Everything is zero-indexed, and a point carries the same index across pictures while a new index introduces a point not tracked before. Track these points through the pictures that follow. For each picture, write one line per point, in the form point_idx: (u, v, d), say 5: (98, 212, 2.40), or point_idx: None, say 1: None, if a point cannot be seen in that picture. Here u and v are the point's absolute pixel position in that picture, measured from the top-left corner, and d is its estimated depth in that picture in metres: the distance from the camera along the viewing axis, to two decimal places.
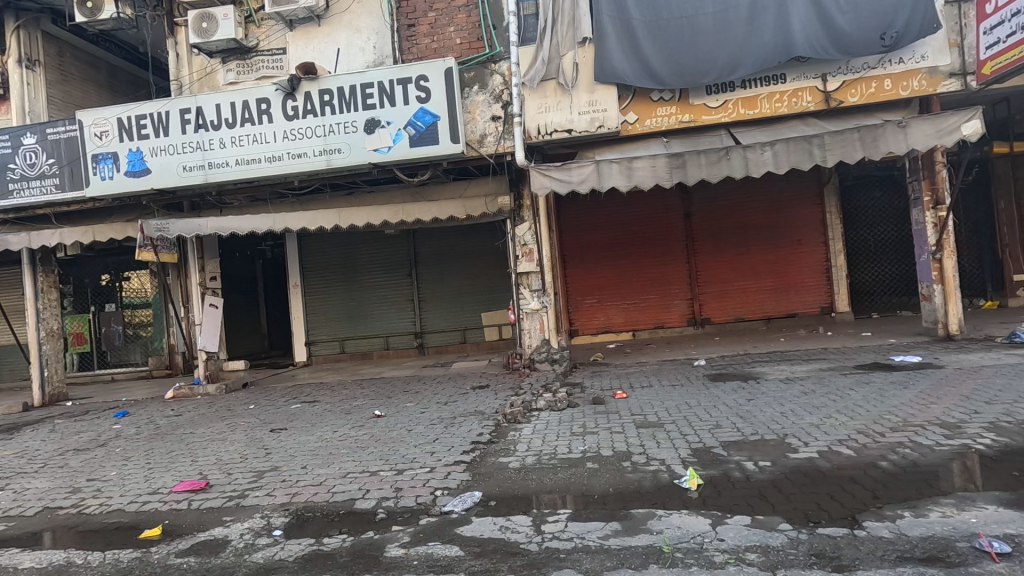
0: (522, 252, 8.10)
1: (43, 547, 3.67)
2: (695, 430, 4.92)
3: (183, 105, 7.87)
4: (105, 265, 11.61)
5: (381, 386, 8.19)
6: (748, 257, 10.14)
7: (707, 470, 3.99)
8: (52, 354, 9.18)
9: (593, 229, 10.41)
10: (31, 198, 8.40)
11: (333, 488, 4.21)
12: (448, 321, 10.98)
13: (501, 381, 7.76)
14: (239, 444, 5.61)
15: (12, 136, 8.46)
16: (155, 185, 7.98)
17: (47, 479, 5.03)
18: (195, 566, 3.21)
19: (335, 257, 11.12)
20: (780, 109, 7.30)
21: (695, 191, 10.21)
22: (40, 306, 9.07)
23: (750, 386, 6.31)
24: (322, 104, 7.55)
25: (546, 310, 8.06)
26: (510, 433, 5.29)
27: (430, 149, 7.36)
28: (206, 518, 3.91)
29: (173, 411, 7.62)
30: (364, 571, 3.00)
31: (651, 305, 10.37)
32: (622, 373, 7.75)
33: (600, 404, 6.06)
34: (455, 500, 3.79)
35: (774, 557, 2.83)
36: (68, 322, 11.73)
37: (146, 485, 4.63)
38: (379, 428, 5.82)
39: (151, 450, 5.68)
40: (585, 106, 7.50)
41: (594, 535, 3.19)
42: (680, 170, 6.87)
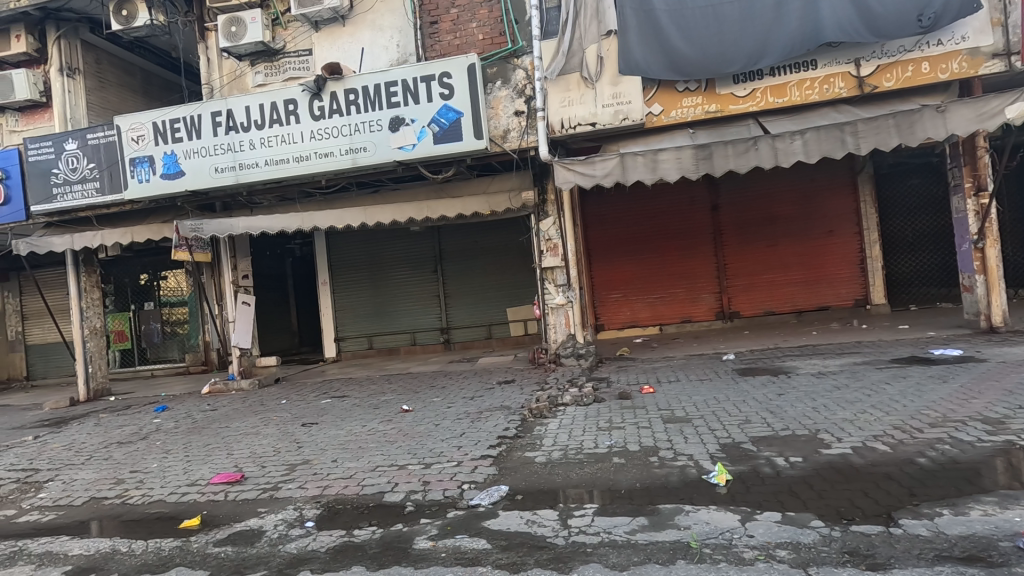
0: (546, 247, 8.10)
1: (90, 535, 3.84)
2: (724, 426, 4.84)
3: (214, 108, 8.08)
4: (143, 265, 12.03)
5: (408, 381, 8.30)
6: (777, 250, 9.92)
7: (735, 466, 3.94)
8: (96, 351, 9.55)
9: (618, 223, 10.32)
10: (73, 201, 8.75)
11: (363, 481, 4.29)
12: (474, 317, 11.04)
13: (526, 376, 7.78)
14: (272, 438, 5.76)
15: (55, 142, 8.81)
16: (188, 186, 8.22)
17: (93, 470, 5.26)
18: (232, 556, 3.32)
19: (362, 254, 11.29)
20: (811, 97, 7.10)
21: (723, 182, 10.03)
22: (84, 305, 9.45)
23: (781, 381, 6.18)
24: (348, 103, 7.66)
25: (571, 305, 8.05)
26: (536, 427, 5.30)
27: (454, 145, 7.40)
28: (242, 509, 4.03)
29: (209, 406, 7.87)
30: (393, 563, 3.05)
31: (677, 299, 10.24)
32: (649, 367, 7.68)
33: (626, 399, 6.03)
34: (482, 494, 3.83)
35: (805, 554, 2.78)
36: (110, 321, 12.20)
37: (185, 477, 4.80)
38: (406, 422, 5.92)
39: (188, 443, 5.88)
40: (609, 99, 7.42)
41: (622, 529, 3.18)
42: (706, 161, 6.74)
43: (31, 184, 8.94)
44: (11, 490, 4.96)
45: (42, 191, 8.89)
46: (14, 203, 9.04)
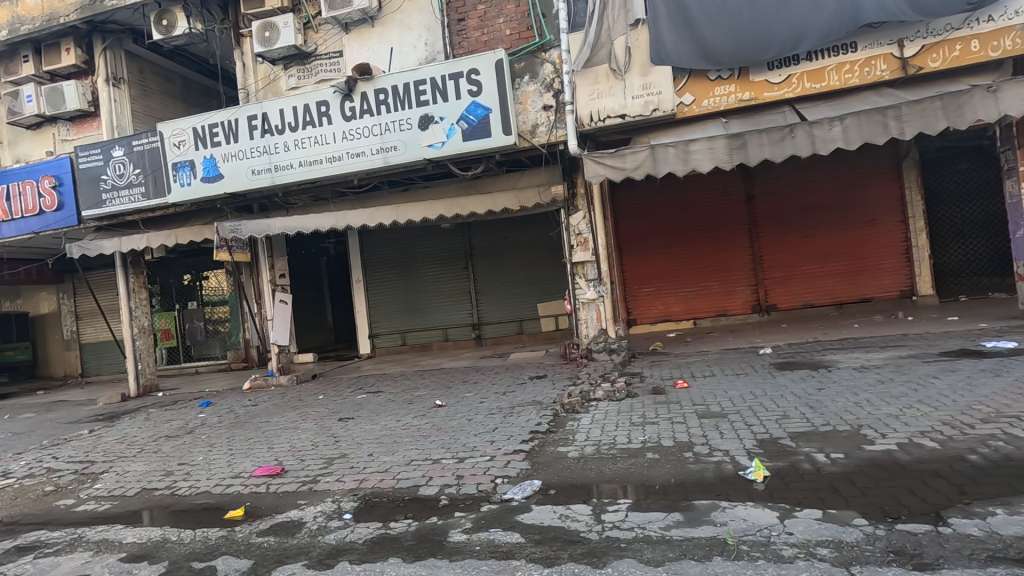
0: (577, 242, 8.06)
1: (143, 524, 4.03)
2: (761, 421, 4.74)
3: (250, 112, 8.30)
4: (187, 266, 12.49)
5: (440, 377, 8.40)
6: (816, 240, 9.62)
7: (773, 462, 3.85)
8: (144, 349, 9.98)
9: (649, 215, 10.19)
10: (121, 206, 9.14)
11: (398, 475, 4.37)
12: (505, 312, 11.07)
13: (558, 371, 7.77)
14: (310, 432, 5.92)
15: (103, 149, 9.21)
16: (227, 189, 8.49)
17: (144, 462, 5.51)
18: (275, 545, 3.43)
19: (394, 252, 11.46)
20: (851, 81, 6.84)
21: (758, 172, 9.77)
22: (133, 305, 9.87)
23: (821, 375, 6.01)
24: (378, 103, 7.76)
25: (602, 300, 8.00)
26: (569, 423, 5.29)
27: (483, 142, 7.42)
28: (283, 501, 4.17)
29: (250, 401, 8.13)
30: (429, 555, 3.10)
31: (712, 292, 10.05)
32: (683, 362, 7.57)
33: (660, 394, 5.96)
34: (515, 488, 3.85)
35: (847, 552, 2.70)
36: (157, 320, 12.71)
37: (229, 470, 4.98)
38: (440, 417, 5.99)
39: (232, 437, 6.10)
40: (639, 90, 7.31)
41: (656, 525, 3.16)
42: (740, 151, 6.58)
43: (82, 191, 9.37)
44: (71, 480, 5.25)
45: (93, 197, 9.31)
46: (67, 209, 9.49)
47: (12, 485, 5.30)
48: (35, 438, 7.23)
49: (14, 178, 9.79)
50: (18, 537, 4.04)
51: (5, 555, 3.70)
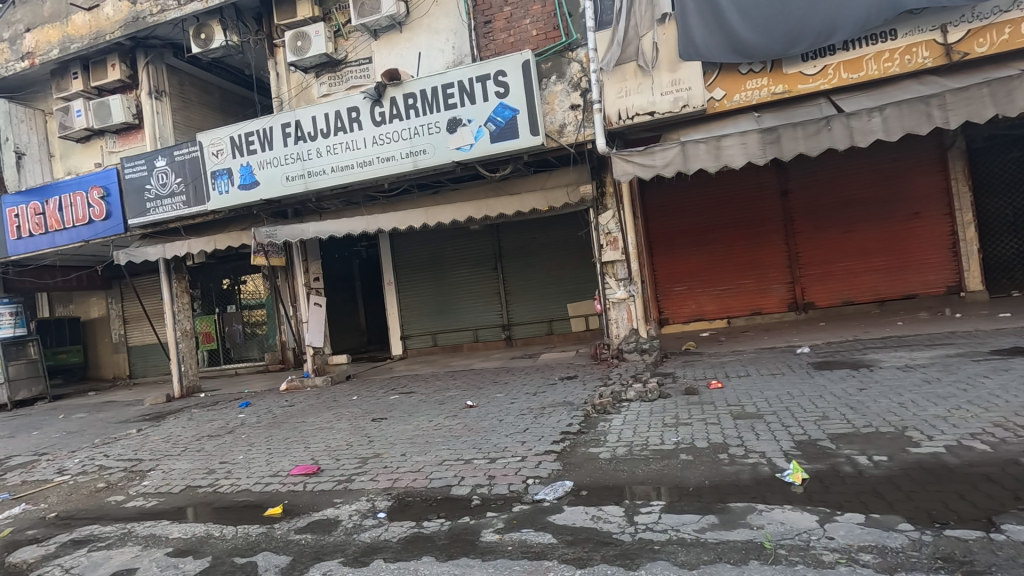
0: (606, 241, 8.01)
1: (188, 520, 4.18)
2: (799, 422, 4.62)
3: (284, 120, 8.52)
4: (226, 271, 12.91)
5: (471, 377, 8.46)
6: (855, 236, 9.31)
7: (812, 464, 3.74)
8: (187, 351, 10.35)
9: (680, 213, 10.04)
10: (163, 214, 9.50)
11: (430, 474, 4.43)
12: (535, 313, 11.07)
13: (589, 372, 7.72)
14: (345, 432, 6.05)
15: (147, 160, 9.60)
16: (263, 195, 8.73)
17: (188, 460, 5.73)
18: (313, 542, 3.52)
19: (424, 254, 11.60)
20: (890, 70, 6.60)
21: (793, 166, 9.52)
22: (176, 308, 10.25)
23: (862, 375, 5.81)
24: (407, 107, 7.87)
25: (633, 299, 7.92)
26: (600, 423, 5.25)
27: (511, 143, 7.43)
28: (319, 499, 4.27)
29: (287, 402, 8.34)
30: (461, 554, 3.13)
31: (746, 291, 9.84)
32: (716, 362, 7.44)
33: (693, 395, 5.86)
34: (547, 489, 3.85)
35: (892, 558, 2.61)
36: (199, 323, 13.17)
37: (268, 468, 5.13)
38: (471, 417, 6.04)
39: (270, 437, 6.27)
40: (667, 86, 7.21)
41: (690, 527, 3.11)
42: (774, 145, 6.43)
43: (128, 200, 9.79)
44: (121, 477, 5.49)
45: (138, 206, 9.71)
46: (115, 218, 9.92)
47: (68, 481, 5.58)
48: (88, 436, 7.59)
49: (65, 189, 10.26)
50: (73, 531, 4.25)
51: (62, 548, 3.90)
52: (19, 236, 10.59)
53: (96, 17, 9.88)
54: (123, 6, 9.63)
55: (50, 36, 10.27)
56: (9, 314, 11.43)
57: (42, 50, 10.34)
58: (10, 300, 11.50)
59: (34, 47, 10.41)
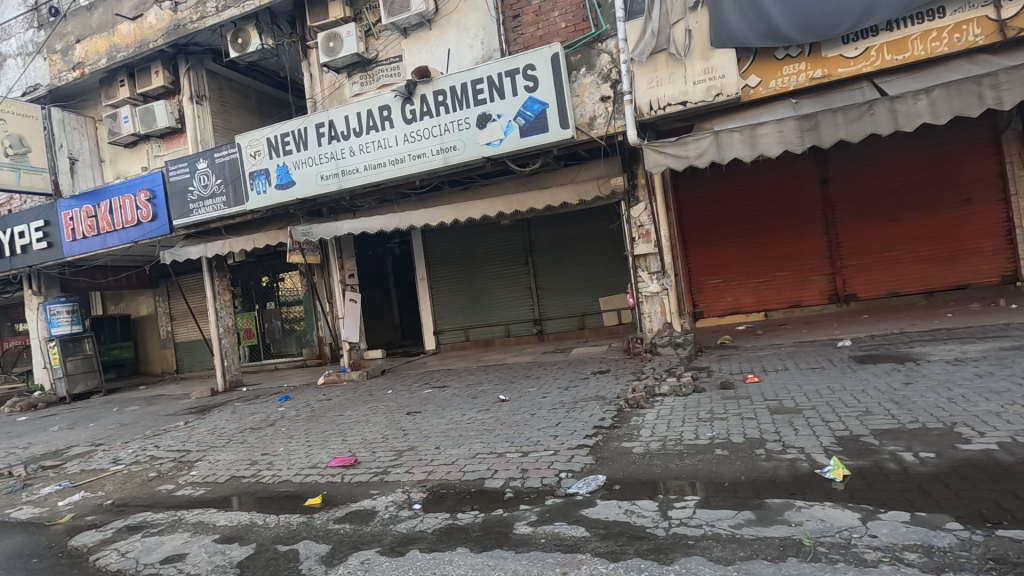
0: (638, 234, 7.92)
1: (233, 509, 4.35)
2: (840, 417, 4.48)
3: (318, 120, 8.71)
4: (265, 269, 13.30)
5: (503, 372, 8.51)
6: (900, 225, 8.94)
7: (854, 461, 3.63)
8: (229, 347, 10.73)
9: (715, 204, 9.84)
10: (205, 214, 9.85)
11: (465, 467, 4.48)
12: (567, 307, 11.03)
13: (621, 366, 7.66)
14: (381, 425, 6.17)
15: (189, 163, 9.96)
16: (299, 195, 8.95)
17: (232, 452, 5.94)
18: (351, 532, 3.61)
19: (456, 250, 11.70)
20: (938, 49, 6.29)
21: (833, 153, 9.20)
22: (218, 305, 10.63)
23: (908, 369, 5.58)
24: (437, 104, 7.93)
25: (666, 293, 7.82)
26: (634, 418, 5.22)
27: (541, 137, 7.41)
28: (357, 490, 4.37)
29: (325, 396, 8.56)
30: (495, 545, 3.17)
31: (785, 283, 9.59)
32: (753, 356, 7.27)
33: (729, 389, 5.76)
34: (580, 483, 3.85)
35: (939, 558, 2.52)
36: (240, 319, 13.68)
37: (307, 460, 5.28)
38: (504, 411, 6.08)
39: (309, 429, 6.46)
40: (700, 75, 7.06)
41: (726, 523, 3.07)
42: (813, 132, 6.22)
43: (173, 202, 10.19)
44: (170, 467, 5.75)
45: (182, 207, 10.10)
46: (161, 219, 10.31)
47: (122, 471, 5.87)
48: (139, 428, 7.97)
49: (114, 193, 10.74)
50: (128, 518, 4.48)
51: (118, 533, 4.12)
52: (75, 238, 11.16)
53: (140, 26, 10.29)
54: (165, 15, 10.00)
55: (99, 46, 10.76)
56: (66, 312, 12.08)
57: (91, 59, 10.84)
58: (66, 300, 12.18)
59: (84, 58, 10.91)
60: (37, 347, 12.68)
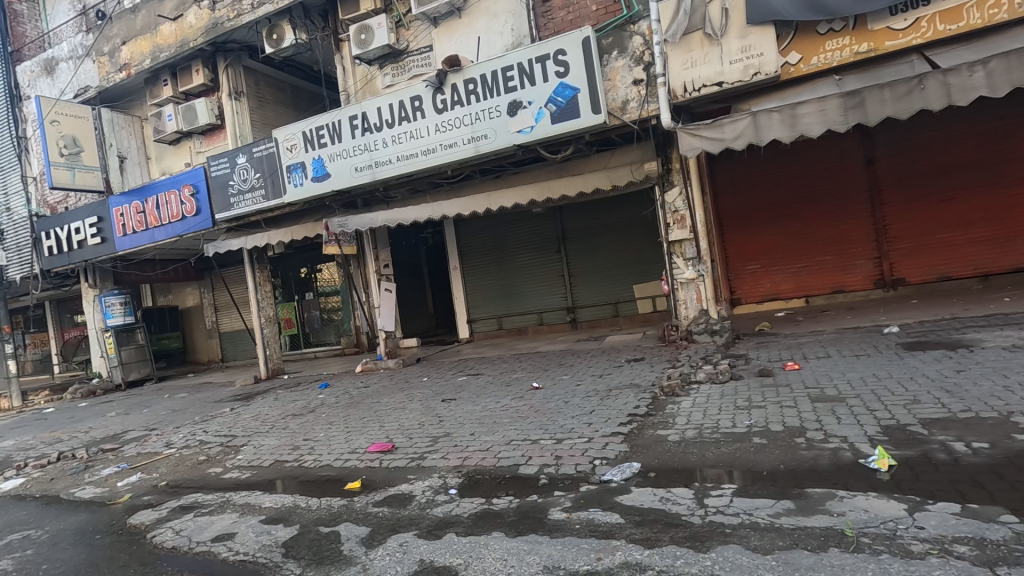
0: (673, 219, 7.78)
1: (278, 491, 4.53)
2: (885, 406, 4.33)
3: (351, 112, 8.83)
4: (303, 260, 13.64)
5: (536, 360, 8.53)
6: (953, 205, 8.50)
7: (900, 450, 3.51)
8: (271, 336, 11.07)
9: (753, 187, 9.57)
10: (245, 208, 10.15)
11: (499, 453, 4.53)
12: (600, 295, 10.95)
13: (656, 354, 7.56)
14: (417, 412, 6.30)
15: (230, 158, 10.27)
16: (334, 187, 9.13)
17: (275, 437, 6.16)
18: (390, 515, 3.71)
19: (489, 239, 11.74)
20: (996, 17, 5.90)
21: (880, 131, 8.80)
22: (260, 296, 10.97)
23: (961, 356, 5.33)
24: (468, 92, 7.92)
25: (702, 280, 7.67)
26: (669, 406, 5.17)
27: (572, 123, 7.33)
28: (394, 475, 4.48)
29: (363, 383, 8.77)
30: (530, 531, 3.20)
31: (826, 268, 9.28)
32: (793, 343, 7.07)
33: (767, 376, 5.64)
34: (614, 470, 3.85)
35: (992, 552, 2.41)
36: (281, 310, 14.08)
37: (347, 446, 5.43)
38: (537, 398, 6.12)
39: (348, 416, 6.63)
40: (737, 54, 6.83)
41: (764, 512, 3.01)
42: (858, 110, 5.95)
43: (215, 196, 10.54)
44: (218, 451, 6.01)
45: (223, 201, 10.44)
46: (204, 213, 10.68)
47: (174, 454, 6.16)
48: (189, 414, 8.35)
49: (160, 189, 11.17)
50: (181, 498, 4.71)
51: (172, 512, 4.34)
52: (126, 233, 11.68)
53: (181, 26, 10.64)
54: (204, 14, 10.30)
55: (143, 47, 11.18)
56: (119, 303, 12.67)
57: (136, 60, 11.25)
58: (119, 292, 12.75)
59: (129, 59, 11.36)
60: (94, 337, 13.35)
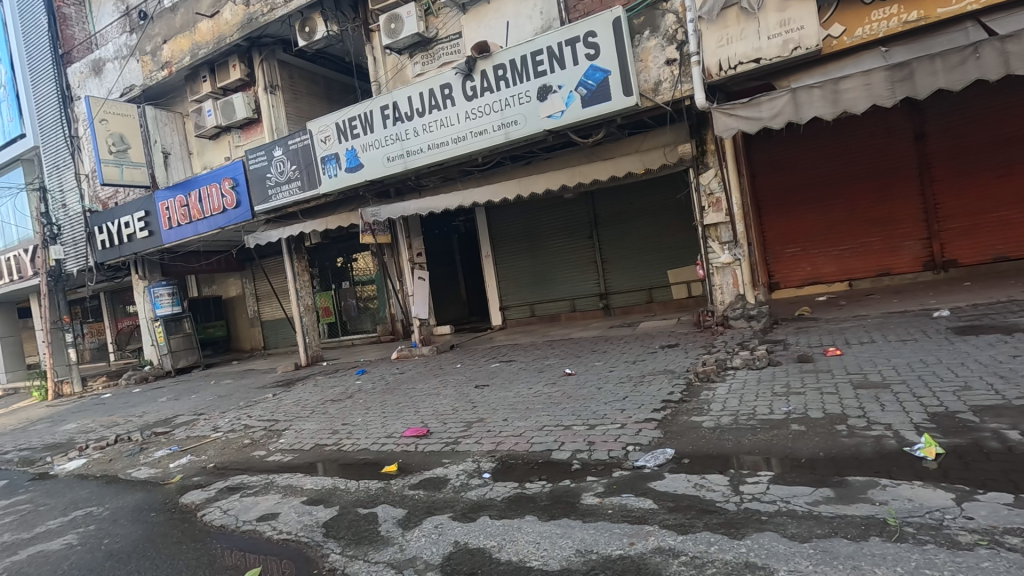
0: (708, 203, 7.62)
1: (319, 474, 4.68)
2: (933, 392, 4.17)
3: (383, 103, 8.92)
4: (339, 250, 13.92)
5: (569, 346, 8.51)
6: (1011, 181, 8.01)
7: (949, 438, 3.37)
8: (310, 324, 11.37)
9: (793, 167, 9.24)
10: (283, 199, 10.41)
11: (532, 439, 4.57)
12: (634, 281, 10.82)
13: (691, 340, 7.44)
14: (451, 397, 6.41)
15: (267, 151, 10.53)
16: (368, 177, 9.26)
17: (315, 422, 6.35)
18: (425, 497, 3.80)
19: (520, 227, 11.72)
20: None
21: (930, 104, 8.36)
22: (298, 285, 11.27)
23: (1018, 341, 5.06)
24: (497, 79, 7.88)
25: (739, 264, 7.48)
26: (704, 392, 5.09)
27: (603, 106, 7.21)
28: (430, 459, 4.57)
29: (398, 370, 8.94)
30: (563, 515, 3.22)
31: (872, 249, 8.92)
32: (835, 328, 6.85)
33: (807, 362, 5.48)
34: (647, 456, 3.83)
35: None
36: (319, 298, 14.45)
37: (383, 430, 5.56)
38: (570, 384, 6.14)
39: (384, 401, 6.78)
40: (775, 28, 6.57)
41: (802, 500, 2.95)
42: (906, 83, 5.66)
43: (254, 189, 10.83)
44: (262, 435, 6.24)
45: (262, 193, 10.72)
46: (243, 205, 11.00)
47: (221, 437, 6.43)
48: (234, 400, 8.68)
49: (202, 182, 11.54)
50: (228, 479, 4.92)
51: (220, 493, 4.55)
52: (171, 226, 12.15)
53: (217, 23, 10.90)
54: (239, 9, 10.51)
55: (183, 45, 11.53)
56: (167, 294, 13.25)
57: (177, 58, 11.65)
58: (166, 283, 13.32)
59: (171, 57, 11.74)
60: (145, 327, 13.99)
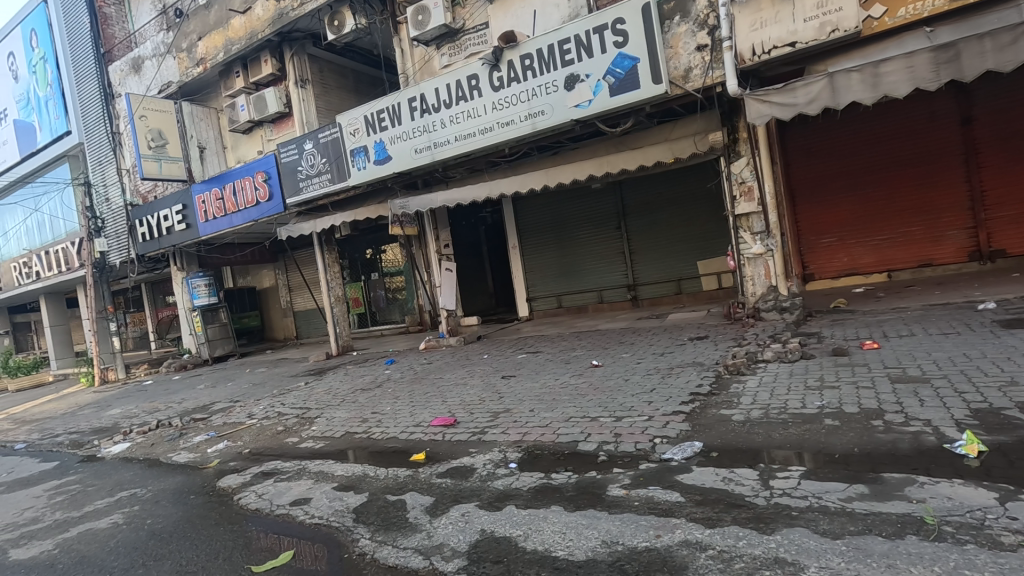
0: (740, 192, 7.44)
1: (349, 461, 4.79)
2: (976, 387, 4.01)
3: (410, 94, 8.96)
4: (368, 241, 14.11)
5: (596, 338, 8.47)
6: None
7: (993, 435, 3.25)
8: (341, 315, 11.57)
9: (830, 154, 8.94)
10: (313, 192, 10.59)
11: (558, 430, 4.57)
12: (662, 272, 10.68)
13: (721, 332, 7.32)
14: (478, 388, 6.46)
15: (298, 144, 10.72)
16: (395, 169, 9.33)
17: (346, 410, 6.49)
18: (452, 485, 3.85)
19: (547, 217, 11.66)
20: None
21: (978, 86, 7.97)
22: (329, 276, 11.46)
23: None
24: (524, 69, 7.83)
25: (771, 254, 7.31)
26: (733, 385, 5.01)
27: (632, 95, 7.10)
28: (457, 447, 4.63)
29: (427, 360, 9.05)
30: (588, 506, 3.22)
31: (913, 239, 8.58)
32: (872, 320, 6.64)
33: (842, 356, 5.34)
34: (674, 449, 3.79)
35: None
36: (349, 289, 14.70)
37: (412, 419, 5.65)
38: (597, 376, 6.12)
39: (412, 391, 6.89)
40: (812, 11, 6.34)
41: (835, 496, 2.89)
42: (951, 64, 5.41)
43: (286, 181, 11.05)
44: (295, 422, 6.41)
45: (293, 186, 10.93)
46: (276, 198, 11.24)
47: (255, 424, 6.62)
48: (268, 388, 8.92)
49: (236, 176, 11.83)
50: (262, 465, 5.08)
51: (255, 478, 4.70)
52: (207, 219, 12.50)
53: (250, 18, 11.10)
54: (270, 5, 10.66)
55: (217, 41, 11.79)
56: (204, 285, 13.69)
57: (211, 55, 11.93)
58: (203, 274, 13.74)
59: (205, 53, 12.03)
60: (184, 317, 14.46)
